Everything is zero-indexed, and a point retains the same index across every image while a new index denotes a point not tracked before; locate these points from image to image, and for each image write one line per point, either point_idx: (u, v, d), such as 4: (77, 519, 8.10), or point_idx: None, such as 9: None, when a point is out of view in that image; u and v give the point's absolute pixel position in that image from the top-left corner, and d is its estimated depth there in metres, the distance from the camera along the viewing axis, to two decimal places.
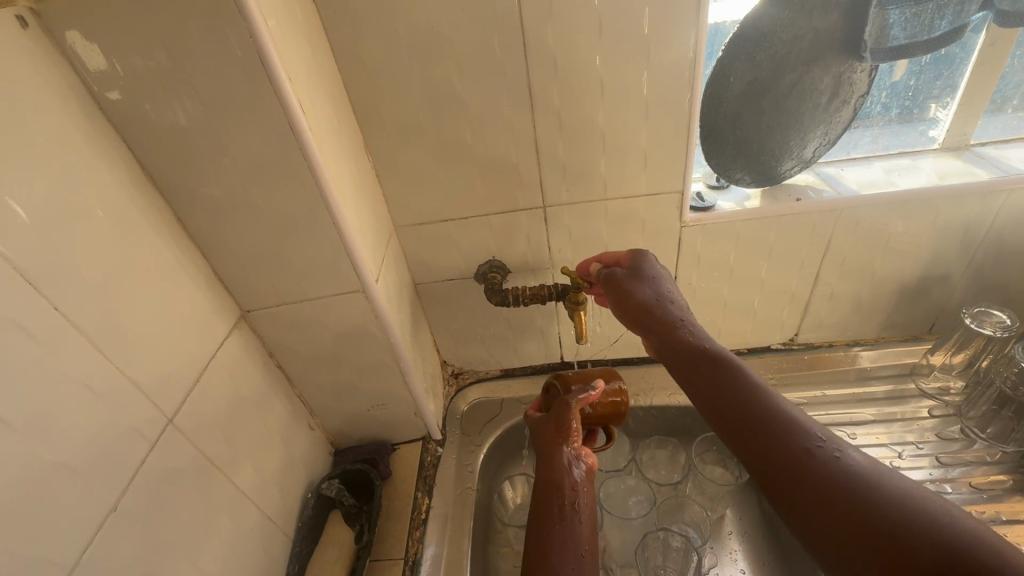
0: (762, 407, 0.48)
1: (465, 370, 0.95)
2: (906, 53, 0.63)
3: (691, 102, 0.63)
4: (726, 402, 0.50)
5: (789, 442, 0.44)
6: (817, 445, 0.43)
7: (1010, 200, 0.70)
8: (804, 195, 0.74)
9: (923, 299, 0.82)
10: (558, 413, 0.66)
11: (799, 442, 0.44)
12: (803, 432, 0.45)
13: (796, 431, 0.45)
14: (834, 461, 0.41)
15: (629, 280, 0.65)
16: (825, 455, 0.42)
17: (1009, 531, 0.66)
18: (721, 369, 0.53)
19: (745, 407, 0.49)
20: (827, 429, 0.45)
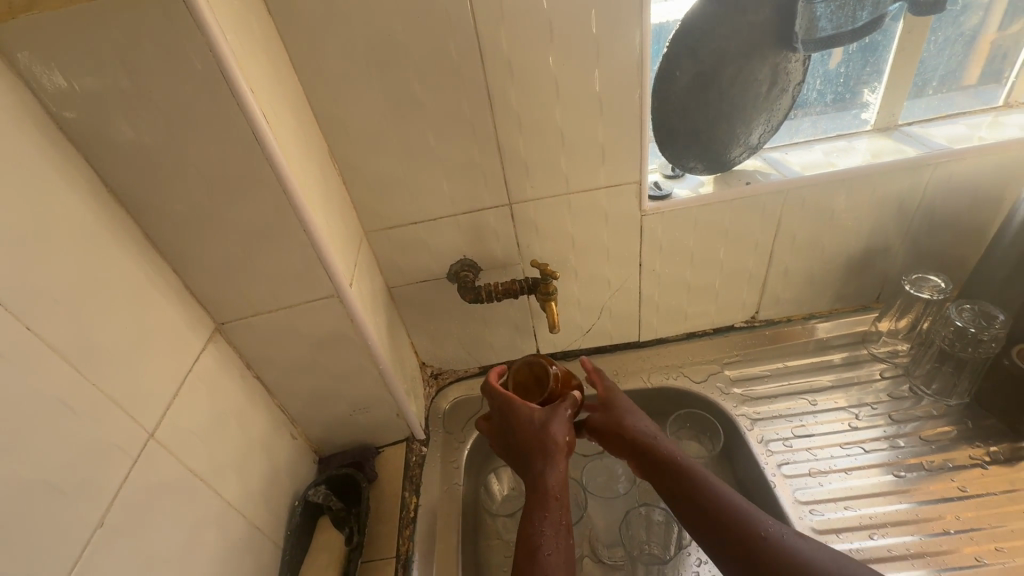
0: (727, 497, 0.58)
1: (444, 370, 0.97)
2: (834, 42, 0.69)
3: (641, 95, 0.66)
4: (696, 501, 0.58)
5: (747, 529, 0.54)
6: (767, 529, 0.54)
7: (935, 174, 0.77)
8: (753, 179, 0.78)
9: (869, 270, 0.88)
10: (553, 425, 0.65)
11: (752, 527, 0.54)
12: (756, 517, 0.55)
13: (750, 517, 0.55)
14: (782, 542, 0.53)
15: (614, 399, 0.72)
16: (774, 536, 0.53)
17: (955, 477, 0.72)
18: (686, 469, 0.61)
19: (710, 503, 0.57)
20: (762, 512, 0.56)
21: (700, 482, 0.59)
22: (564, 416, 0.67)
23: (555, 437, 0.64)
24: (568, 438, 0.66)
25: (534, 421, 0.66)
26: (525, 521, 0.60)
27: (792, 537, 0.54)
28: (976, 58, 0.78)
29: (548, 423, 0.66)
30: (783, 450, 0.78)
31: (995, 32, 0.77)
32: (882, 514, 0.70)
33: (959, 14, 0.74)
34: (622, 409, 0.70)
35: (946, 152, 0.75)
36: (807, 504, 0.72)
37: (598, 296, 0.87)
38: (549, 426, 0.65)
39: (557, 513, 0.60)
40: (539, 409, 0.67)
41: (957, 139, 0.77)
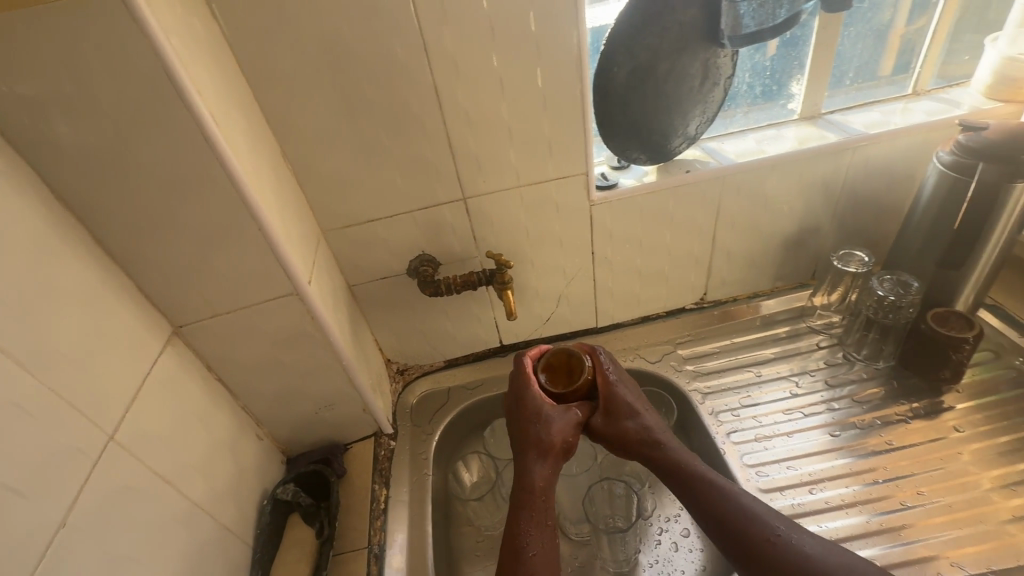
0: (730, 505, 0.60)
1: (409, 366, 0.98)
2: (757, 38, 0.74)
3: (582, 90, 0.70)
4: (710, 507, 0.61)
5: (756, 533, 0.57)
6: (776, 533, 0.57)
7: (854, 158, 0.84)
8: (692, 167, 0.84)
9: (803, 249, 0.95)
10: (554, 425, 0.68)
11: (762, 530, 0.57)
12: (763, 521, 0.58)
13: (759, 520, 0.58)
14: (789, 546, 0.56)
15: (637, 403, 0.72)
16: (782, 540, 0.56)
17: (884, 432, 0.79)
18: (698, 480, 0.63)
19: (724, 511, 0.60)
20: (775, 516, 0.59)
21: (714, 491, 0.62)
22: (568, 419, 0.69)
23: (553, 438, 0.68)
24: (567, 440, 0.68)
25: (538, 420, 0.69)
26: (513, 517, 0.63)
27: (801, 538, 0.56)
28: (886, 50, 0.86)
29: (552, 423, 0.68)
30: (731, 419, 0.83)
31: (901, 27, 0.84)
32: (820, 470, 0.76)
33: (867, 10, 0.81)
34: (635, 412, 0.71)
35: (862, 137, 0.82)
36: (754, 466, 0.77)
37: (555, 285, 0.91)
38: (552, 426, 0.68)
39: (540, 514, 0.63)
40: (546, 407, 0.70)
41: (873, 124, 0.85)
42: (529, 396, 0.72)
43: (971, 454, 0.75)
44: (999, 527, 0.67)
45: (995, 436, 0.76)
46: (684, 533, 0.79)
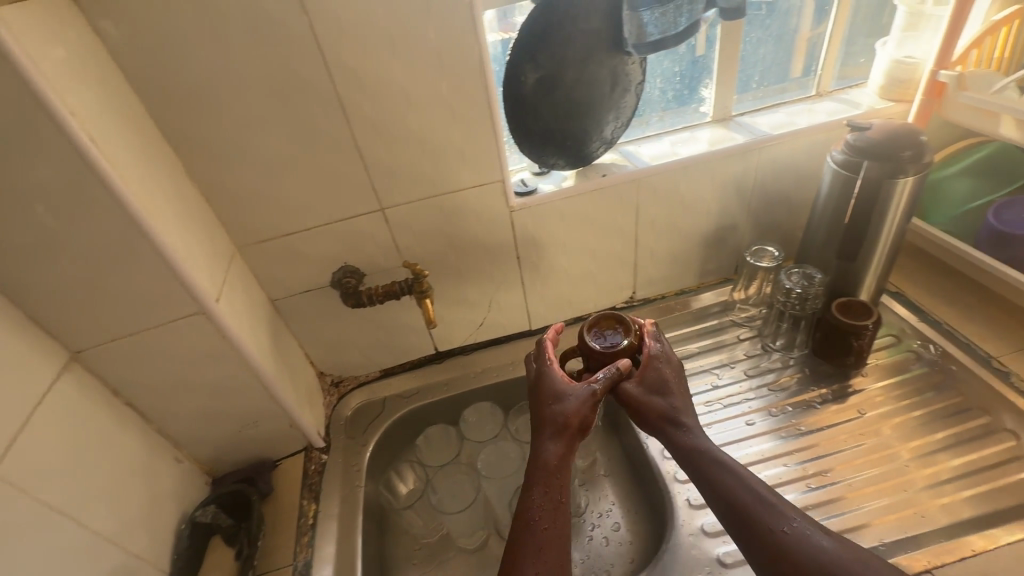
0: (748, 497, 0.57)
1: (344, 377, 0.98)
2: (661, 45, 0.75)
3: (489, 100, 0.71)
4: (726, 495, 0.59)
5: (766, 524, 0.55)
6: (791, 525, 0.54)
7: (761, 158, 0.88)
8: (609, 171, 0.86)
9: (723, 246, 0.98)
10: (571, 405, 0.64)
11: (774, 522, 0.55)
12: (778, 514, 0.55)
13: (776, 511, 0.56)
14: (801, 541, 0.53)
15: (671, 380, 0.67)
16: (794, 534, 0.54)
17: (794, 419, 0.83)
18: (719, 468, 0.60)
19: (739, 499, 0.58)
20: (793, 509, 0.56)
21: (731, 481, 0.59)
22: (589, 397, 0.65)
23: (569, 419, 0.64)
24: (584, 421, 0.64)
25: (554, 400, 0.65)
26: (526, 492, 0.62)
27: (816, 532, 0.54)
28: (786, 55, 0.90)
29: (569, 402, 0.64)
30: None
31: (799, 33, 0.89)
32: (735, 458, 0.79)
33: (765, 17, 0.85)
34: (667, 390, 0.66)
35: (766, 138, 0.86)
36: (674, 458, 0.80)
37: (484, 291, 0.92)
38: (568, 406, 0.64)
39: (550, 495, 0.61)
40: (567, 386, 0.66)
41: (778, 125, 0.89)
42: (548, 372, 0.68)
43: (877, 432, 0.79)
44: (900, 499, 0.71)
45: (911, 410, 0.80)
46: (614, 529, 0.82)
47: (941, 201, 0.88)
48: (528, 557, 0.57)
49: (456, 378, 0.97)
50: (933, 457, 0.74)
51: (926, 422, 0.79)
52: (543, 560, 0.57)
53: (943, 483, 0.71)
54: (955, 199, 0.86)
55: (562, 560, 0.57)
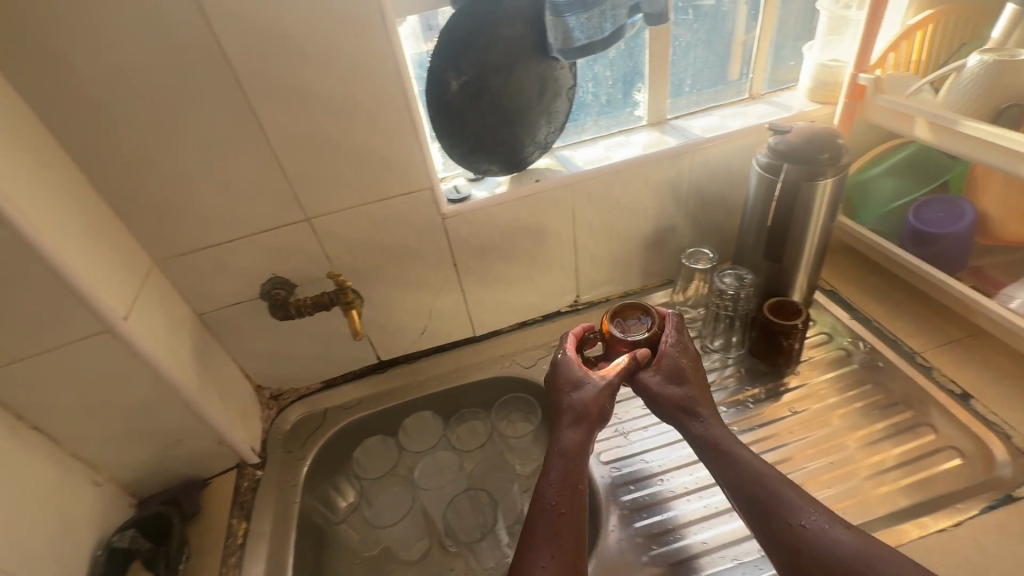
0: (767, 490, 0.59)
1: (284, 390, 0.96)
2: (590, 51, 0.75)
3: (410, 107, 0.70)
4: (745, 487, 0.60)
5: (783, 517, 0.57)
6: (809, 519, 0.56)
7: (694, 161, 0.89)
8: (543, 176, 0.86)
9: (664, 248, 0.99)
10: (589, 393, 0.67)
11: (793, 515, 0.57)
12: (796, 507, 0.57)
13: (793, 504, 0.57)
14: (818, 534, 0.55)
15: (689, 371, 0.69)
16: (812, 527, 0.55)
17: (729, 418, 0.82)
18: (735, 461, 0.62)
19: (758, 492, 0.59)
20: (810, 502, 0.57)
21: (751, 473, 0.61)
22: (607, 386, 0.68)
23: (588, 405, 0.67)
24: (601, 408, 0.67)
25: (573, 389, 0.68)
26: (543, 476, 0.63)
27: (832, 526, 0.55)
28: (716, 59, 0.92)
29: (587, 391, 0.68)
30: None
31: (727, 37, 0.90)
32: (668, 460, 0.78)
33: (691, 23, 0.86)
34: (685, 381, 0.68)
35: (698, 141, 0.87)
36: (608, 463, 0.79)
37: (423, 298, 0.91)
38: (586, 394, 0.67)
39: (566, 478, 0.62)
40: (584, 375, 0.69)
41: (710, 128, 0.90)
42: (565, 363, 0.71)
43: (811, 427, 0.79)
44: (829, 493, 0.71)
45: (855, 401, 0.81)
46: None
47: (870, 201, 0.90)
48: (541, 537, 0.58)
49: (399, 388, 0.96)
50: (862, 451, 0.75)
51: (863, 414, 0.79)
52: (556, 540, 0.57)
53: (890, 470, 0.72)
54: (881, 199, 0.88)
55: (575, 542, 0.58)
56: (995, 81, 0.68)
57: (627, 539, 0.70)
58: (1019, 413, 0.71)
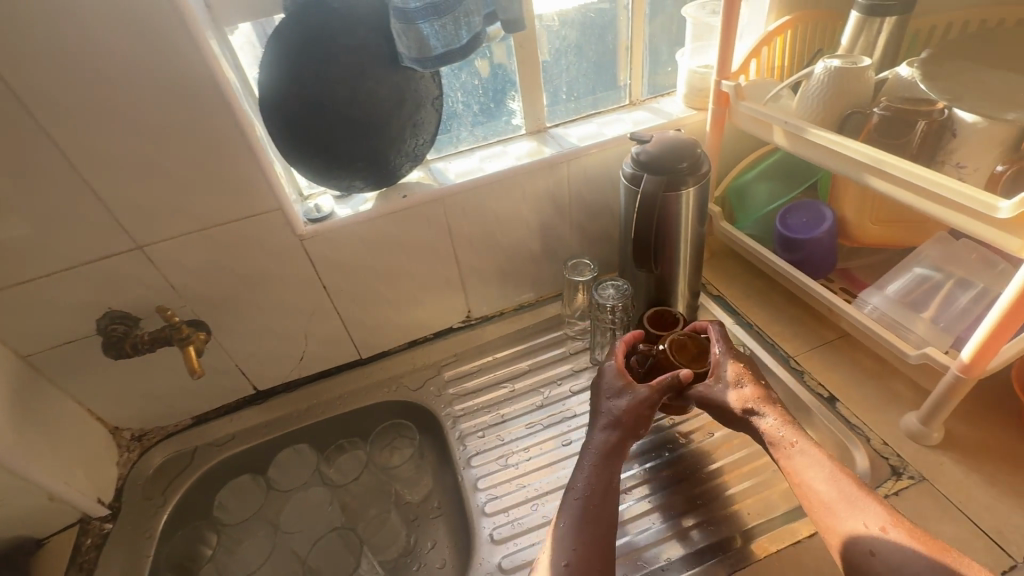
0: (833, 496, 0.58)
1: (149, 430, 0.87)
2: (447, 60, 0.71)
3: (238, 120, 0.65)
4: (808, 488, 0.60)
5: (854, 522, 0.56)
6: (881, 526, 0.55)
7: (572, 170, 0.87)
8: (412, 191, 0.81)
9: (554, 258, 0.97)
10: (624, 404, 0.70)
11: (867, 520, 0.56)
12: (866, 514, 0.56)
13: (862, 509, 0.57)
14: (884, 541, 0.54)
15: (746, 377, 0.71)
16: (880, 533, 0.55)
17: None
18: (807, 463, 0.62)
19: (820, 495, 0.59)
20: (885, 509, 0.56)
21: (820, 476, 0.60)
22: (645, 397, 0.71)
23: (624, 413, 0.70)
24: (637, 417, 0.70)
25: (611, 396, 0.72)
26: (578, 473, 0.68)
27: (900, 536, 0.54)
28: (591, 66, 0.90)
29: (621, 401, 0.71)
30: (477, 442, 0.83)
31: (600, 45, 0.89)
32: (546, 483, 0.76)
33: (558, 30, 0.85)
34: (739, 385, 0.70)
35: (573, 150, 0.85)
36: (484, 490, 0.76)
37: (294, 323, 0.85)
38: (621, 404, 0.71)
39: (602, 473, 0.66)
40: (626, 386, 0.72)
41: (585, 136, 0.88)
42: (604, 371, 0.75)
43: (690, 438, 0.80)
44: (695, 510, 0.72)
45: None
46: (440, 566, 0.78)
47: (747, 206, 0.90)
48: (566, 521, 0.63)
49: (279, 419, 0.90)
50: (728, 464, 0.76)
51: None
52: (587, 523, 0.62)
53: None
54: (758, 204, 0.89)
55: (602, 528, 0.62)
56: (840, 87, 0.68)
57: (662, 499, 0.74)
58: (878, 415, 0.72)
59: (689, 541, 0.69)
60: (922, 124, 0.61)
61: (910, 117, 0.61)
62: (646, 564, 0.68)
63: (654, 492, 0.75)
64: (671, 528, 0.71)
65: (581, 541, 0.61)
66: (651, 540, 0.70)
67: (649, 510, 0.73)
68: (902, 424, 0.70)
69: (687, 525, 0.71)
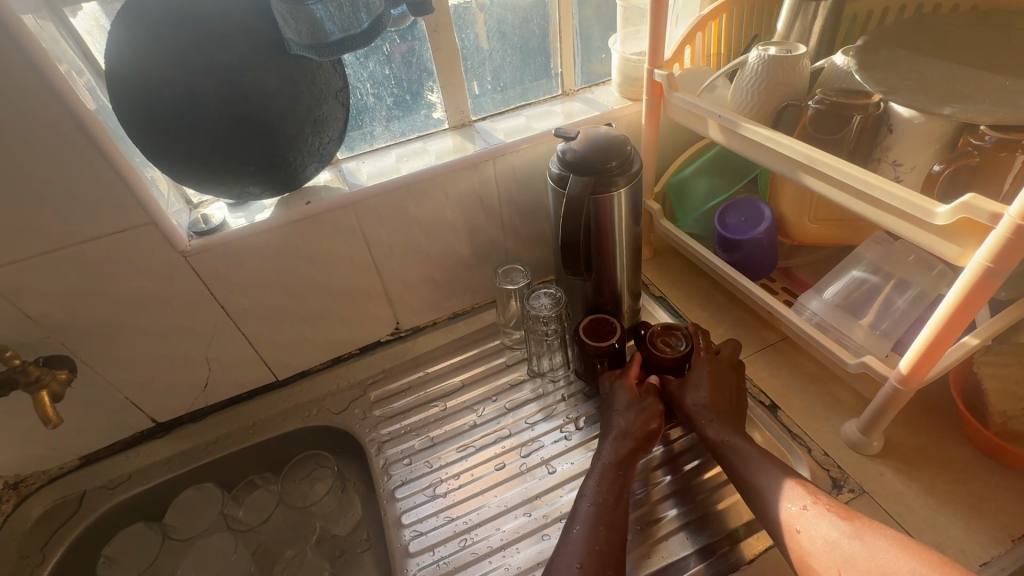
0: (765, 485, 0.58)
1: (27, 475, 0.76)
2: (349, 45, 0.61)
3: (79, 114, 0.54)
4: (745, 489, 0.59)
5: (785, 508, 0.55)
6: (801, 505, 0.54)
7: (499, 169, 0.79)
8: (316, 196, 0.72)
9: (488, 263, 0.90)
10: (630, 417, 0.67)
11: (798, 499, 0.55)
12: (789, 495, 0.56)
13: (787, 491, 0.56)
14: (806, 518, 0.53)
15: (716, 376, 0.68)
16: (800, 511, 0.54)
17: (547, 456, 0.75)
18: (736, 460, 0.61)
19: (753, 490, 0.58)
20: (813, 492, 0.55)
21: (760, 477, 0.59)
22: (641, 407, 0.68)
23: (633, 425, 0.66)
24: (647, 429, 0.66)
25: (620, 410, 0.68)
26: (586, 480, 0.63)
27: (820, 517, 0.53)
28: (520, 55, 0.83)
29: (625, 414, 0.68)
30: (404, 470, 0.76)
31: (526, 29, 0.81)
32: (478, 513, 0.70)
33: (479, 14, 0.77)
34: (698, 385, 0.68)
35: (499, 147, 0.77)
36: (411, 526, 0.70)
37: (191, 350, 0.75)
38: (626, 417, 0.67)
39: (614, 482, 0.62)
40: (630, 400, 0.69)
41: (513, 131, 0.80)
42: (615, 386, 0.71)
43: None
44: (635, 537, 0.65)
45: None
46: None
47: (686, 203, 0.84)
48: (579, 527, 0.58)
49: (182, 454, 0.80)
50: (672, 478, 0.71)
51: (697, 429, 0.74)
52: (600, 522, 0.58)
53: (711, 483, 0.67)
54: (697, 199, 0.83)
55: (615, 536, 0.57)
56: (773, 77, 0.63)
57: (672, 487, 0.69)
58: (820, 423, 0.69)
59: (697, 533, 0.64)
60: (858, 118, 0.58)
61: (846, 111, 0.58)
62: (653, 561, 0.62)
63: (654, 482, 0.69)
64: (680, 518, 0.66)
65: (595, 543, 0.56)
66: (658, 535, 0.64)
67: (646, 503, 0.67)
68: (842, 433, 0.67)
69: (689, 514, 0.66)
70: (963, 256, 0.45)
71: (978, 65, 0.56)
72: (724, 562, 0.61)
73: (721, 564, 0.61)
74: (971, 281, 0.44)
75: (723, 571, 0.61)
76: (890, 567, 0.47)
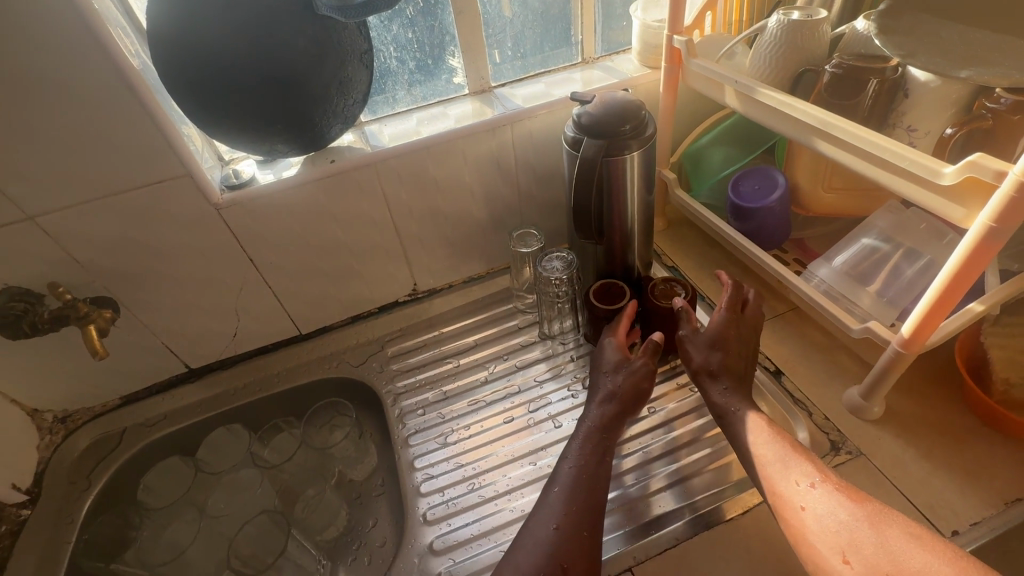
0: (770, 454, 0.58)
1: (74, 411, 0.82)
2: (372, 9, 0.64)
3: (122, 69, 0.58)
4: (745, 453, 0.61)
5: (786, 484, 0.55)
6: (810, 483, 0.54)
7: (516, 133, 0.81)
8: (340, 156, 0.76)
9: (504, 228, 0.92)
10: (618, 378, 0.69)
11: (806, 473, 0.55)
12: (794, 473, 0.55)
13: (792, 462, 0.56)
14: (813, 497, 0.53)
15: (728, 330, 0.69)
16: (806, 489, 0.54)
17: (554, 412, 0.78)
18: (737, 423, 0.63)
19: (750, 455, 0.60)
20: (820, 471, 0.55)
21: (756, 446, 0.60)
22: (626, 368, 0.69)
23: (619, 387, 0.68)
24: (637, 389, 0.68)
25: (611, 370, 0.70)
26: (571, 442, 0.66)
27: (832, 504, 0.51)
28: (541, 21, 0.83)
29: (615, 375, 0.69)
30: (415, 421, 0.80)
31: None
32: (485, 461, 0.74)
33: None
34: (704, 344, 0.68)
35: (517, 112, 0.79)
36: (421, 469, 0.74)
37: (222, 301, 0.80)
38: (616, 377, 0.69)
39: (597, 445, 0.64)
40: (619, 360, 0.70)
41: (531, 97, 0.82)
42: (605, 345, 0.73)
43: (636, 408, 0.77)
44: (623, 491, 0.68)
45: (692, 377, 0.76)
46: (382, 543, 0.76)
47: (701, 172, 0.85)
48: (559, 488, 0.61)
49: (214, 397, 0.86)
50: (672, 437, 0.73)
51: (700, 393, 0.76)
52: (579, 484, 0.60)
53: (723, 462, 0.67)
54: (712, 169, 0.84)
55: (592, 498, 0.60)
56: (792, 41, 0.63)
57: (670, 445, 0.71)
58: (821, 389, 0.71)
59: (690, 489, 0.67)
60: (874, 83, 0.58)
61: (863, 76, 0.58)
62: (643, 515, 0.65)
63: (654, 440, 0.72)
64: (676, 473, 0.68)
65: (572, 504, 0.59)
66: (648, 490, 0.67)
67: (641, 460, 0.70)
68: (844, 398, 0.68)
69: (685, 470, 0.69)
70: (969, 218, 0.46)
71: (1001, 29, 0.55)
72: (715, 515, 0.64)
73: (711, 518, 0.64)
74: (975, 240, 0.45)
75: (713, 523, 0.63)
76: (902, 559, 0.46)
